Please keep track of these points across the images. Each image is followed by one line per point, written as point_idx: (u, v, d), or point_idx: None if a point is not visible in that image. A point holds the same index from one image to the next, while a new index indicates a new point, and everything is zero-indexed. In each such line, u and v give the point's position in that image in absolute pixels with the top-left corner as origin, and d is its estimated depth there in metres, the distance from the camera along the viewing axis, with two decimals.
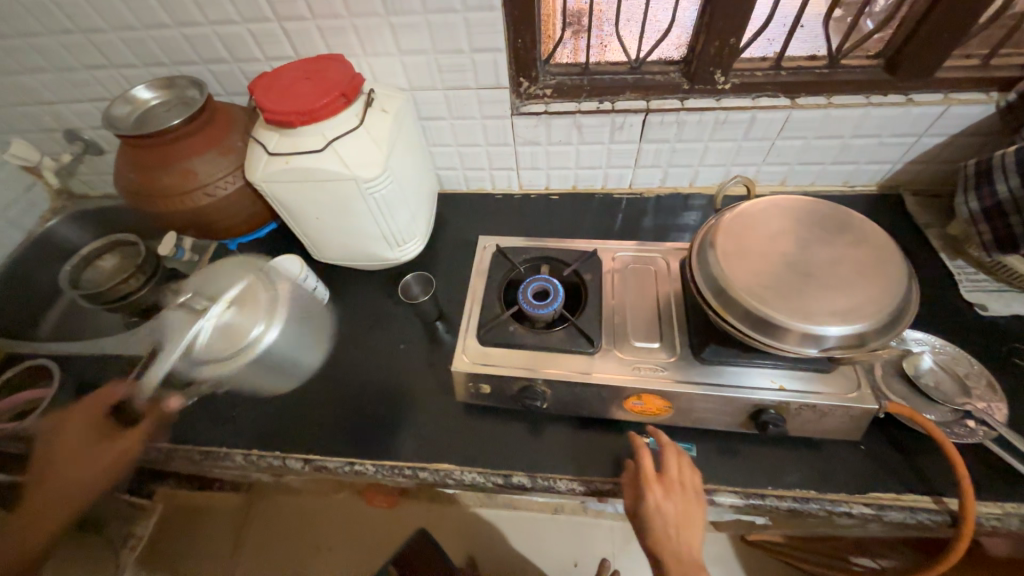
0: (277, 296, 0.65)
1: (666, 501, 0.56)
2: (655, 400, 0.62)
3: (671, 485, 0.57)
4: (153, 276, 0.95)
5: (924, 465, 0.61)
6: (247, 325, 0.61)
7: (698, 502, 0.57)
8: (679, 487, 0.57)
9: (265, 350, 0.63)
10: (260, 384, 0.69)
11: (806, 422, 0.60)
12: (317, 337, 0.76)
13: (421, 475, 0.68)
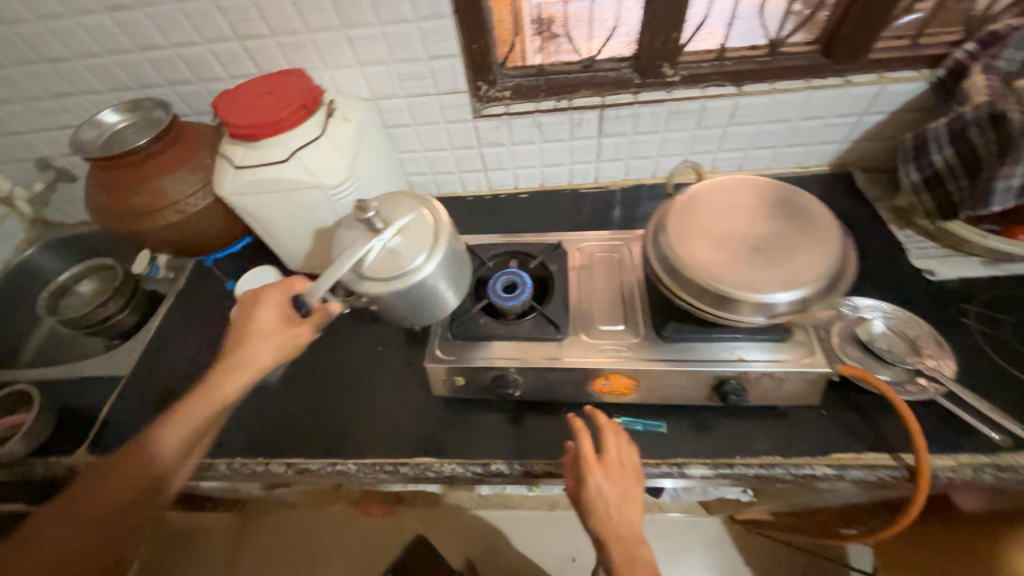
0: (444, 235, 0.60)
1: (607, 481, 0.57)
2: (622, 379, 0.64)
3: (611, 465, 0.58)
4: (132, 298, 0.96)
5: (882, 425, 0.63)
6: (411, 254, 0.58)
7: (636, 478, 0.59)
8: (619, 466, 0.59)
9: (425, 284, 0.59)
10: (402, 318, 0.64)
11: (766, 390, 0.62)
12: (459, 284, 0.65)
13: (402, 470, 0.69)
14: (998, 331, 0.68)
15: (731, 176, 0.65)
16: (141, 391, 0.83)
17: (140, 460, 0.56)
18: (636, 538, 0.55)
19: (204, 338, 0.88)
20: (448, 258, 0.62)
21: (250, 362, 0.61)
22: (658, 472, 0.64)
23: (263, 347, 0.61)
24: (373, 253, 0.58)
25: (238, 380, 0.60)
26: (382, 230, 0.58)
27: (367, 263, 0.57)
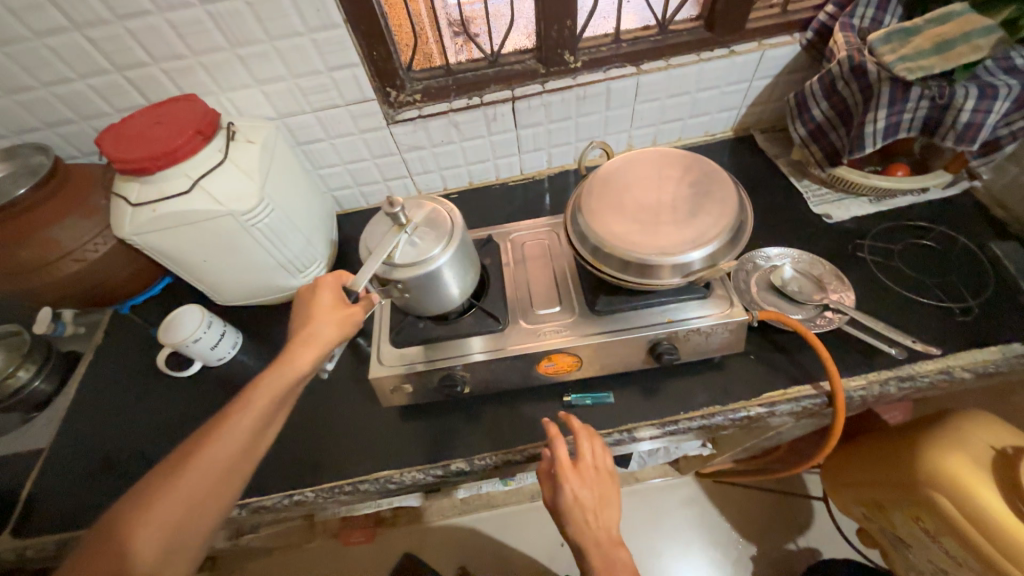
0: (460, 224, 0.60)
1: (582, 488, 0.59)
2: (565, 358, 0.66)
3: (586, 471, 0.60)
4: (47, 363, 0.85)
5: (802, 360, 0.69)
6: (432, 243, 0.57)
7: (611, 479, 0.61)
8: (594, 470, 0.60)
9: (444, 273, 0.58)
10: (419, 309, 0.62)
11: (696, 346, 0.66)
12: (471, 271, 0.64)
13: (363, 488, 0.68)
14: (888, 259, 0.76)
15: (638, 151, 0.68)
16: (68, 461, 0.76)
17: (204, 462, 0.48)
18: (612, 539, 0.57)
19: (134, 391, 0.82)
20: (464, 248, 0.61)
21: (315, 339, 0.55)
22: (611, 440, 0.67)
23: (326, 325, 0.56)
24: (399, 246, 0.57)
25: (309, 355, 0.54)
26: (405, 223, 0.57)
27: (396, 254, 0.56)
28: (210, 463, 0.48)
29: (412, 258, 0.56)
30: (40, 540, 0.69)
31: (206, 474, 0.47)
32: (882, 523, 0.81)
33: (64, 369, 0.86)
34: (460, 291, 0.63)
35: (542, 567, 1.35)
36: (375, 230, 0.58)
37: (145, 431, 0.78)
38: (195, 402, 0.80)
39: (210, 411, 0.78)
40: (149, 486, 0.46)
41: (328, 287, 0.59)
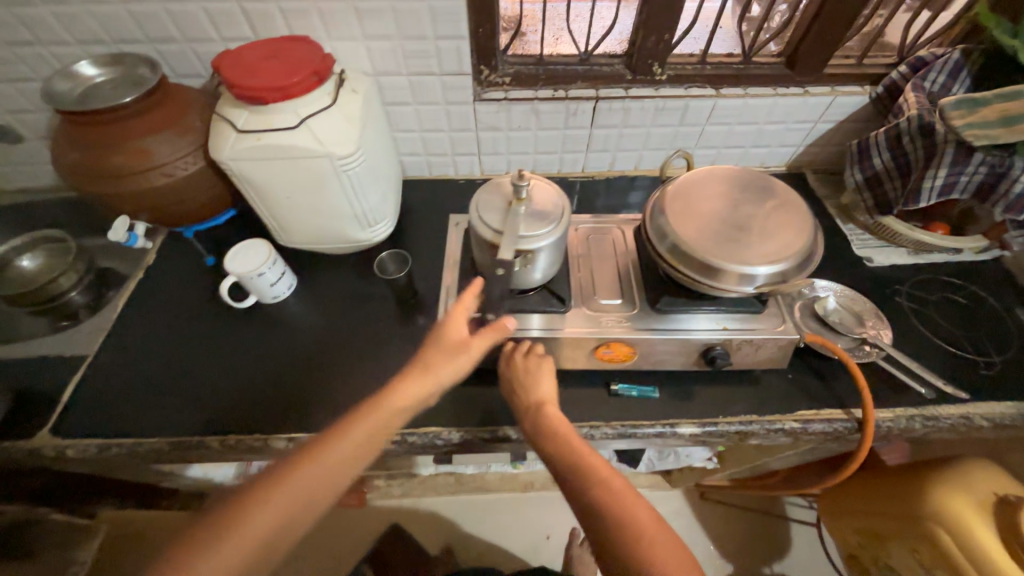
0: (566, 201, 0.65)
1: (521, 381, 0.65)
2: (623, 348, 0.69)
3: (521, 366, 0.65)
4: (87, 275, 0.86)
5: (836, 386, 0.73)
6: (547, 219, 0.61)
7: (548, 368, 0.66)
8: (530, 364, 0.65)
9: (557, 245, 0.63)
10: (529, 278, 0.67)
11: (745, 355, 0.70)
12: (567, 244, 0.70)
13: (409, 439, 0.71)
14: (923, 307, 0.82)
15: (715, 167, 0.72)
16: (113, 371, 0.77)
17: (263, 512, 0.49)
18: (569, 438, 0.61)
19: (183, 314, 0.83)
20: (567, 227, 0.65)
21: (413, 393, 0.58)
22: (653, 431, 0.70)
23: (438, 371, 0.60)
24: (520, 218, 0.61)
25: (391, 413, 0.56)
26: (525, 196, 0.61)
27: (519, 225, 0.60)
28: (277, 507, 0.50)
29: (534, 230, 0.60)
30: (82, 443, 0.70)
31: (261, 523, 0.49)
32: (877, 554, 0.85)
33: (101, 285, 0.88)
34: (559, 262, 0.69)
35: (527, 555, 1.38)
36: (492, 202, 0.63)
37: (193, 354, 0.79)
38: (247, 334, 0.81)
39: (262, 345, 0.80)
40: (211, 529, 0.48)
41: (455, 323, 0.62)
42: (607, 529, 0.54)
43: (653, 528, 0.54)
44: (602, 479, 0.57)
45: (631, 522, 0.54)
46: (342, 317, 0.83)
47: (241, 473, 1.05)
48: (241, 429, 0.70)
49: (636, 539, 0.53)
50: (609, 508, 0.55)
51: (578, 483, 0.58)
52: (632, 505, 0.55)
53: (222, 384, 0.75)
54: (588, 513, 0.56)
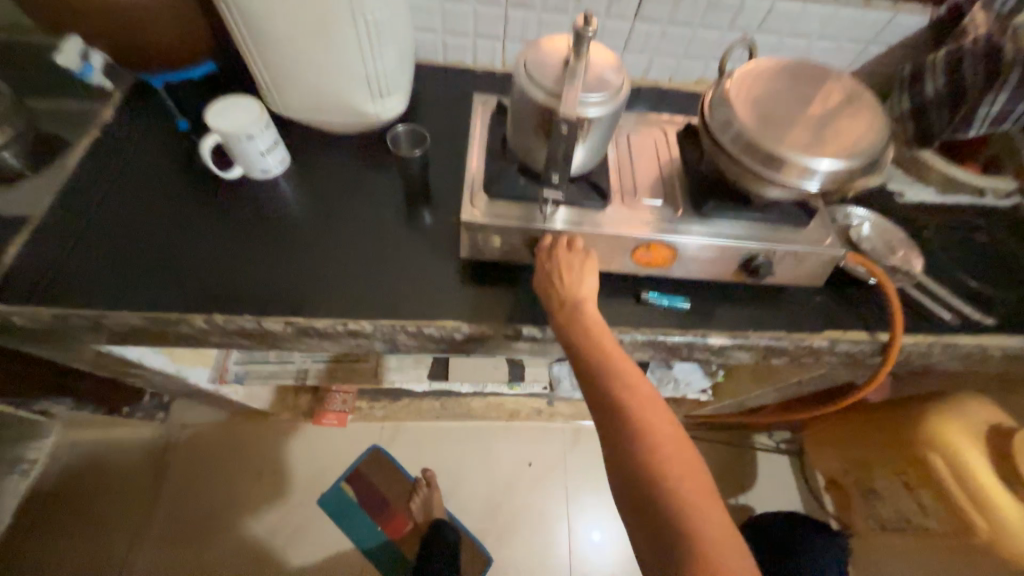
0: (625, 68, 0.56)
1: (564, 280, 0.57)
2: (663, 251, 0.63)
3: (563, 263, 0.58)
4: (20, 132, 0.70)
5: (865, 310, 0.71)
6: (606, 83, 0.53)
7: (592, 272, 0.59)
8: (573, 263, 0.58)
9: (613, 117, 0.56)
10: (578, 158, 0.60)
11: (786, 269, 0.66)
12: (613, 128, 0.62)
13: (421, 332, 0.63)
14: (952, 243, 0.80)
15: (784, 60, 0.65)
16: (66, 239, 0.65)
17: None
18: (605, 339, 0.55)
19: (152, 184, 0.70)
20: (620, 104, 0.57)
21: None
22: (682, 340, 0.66)
23: None
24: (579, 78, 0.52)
25: None
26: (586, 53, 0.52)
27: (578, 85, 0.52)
28: None
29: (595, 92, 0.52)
30: (32, 314, 0.59)
31: None
32: (861, 477, 0.93)
33: (36, 146, 0.72)
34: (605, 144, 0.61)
35: (508, 480, 1.39)
36: (545, 63, 0.54)
37: (165, 227, 0.67)
38: (231, 209, 0.70)
39: (249, 224, 0.69)
40: None
41: None
42: (623, 432, 0.49)
43: (673, 443, 0.49)
44: (632, 386, 0.51)
45: (651, 432, 0.49)
46: (343, 202, 0.73)
47: (217, 378, 0.96)
48: (231, 307, 0.61)
49: (652, 449, 0.48)
50: (630, 413, 0.50)
51: (603, 383, 0.52)
52: (657, 416, 0.50)
53: (202, 263, 0.64)
54: (606, 413, 0.51)
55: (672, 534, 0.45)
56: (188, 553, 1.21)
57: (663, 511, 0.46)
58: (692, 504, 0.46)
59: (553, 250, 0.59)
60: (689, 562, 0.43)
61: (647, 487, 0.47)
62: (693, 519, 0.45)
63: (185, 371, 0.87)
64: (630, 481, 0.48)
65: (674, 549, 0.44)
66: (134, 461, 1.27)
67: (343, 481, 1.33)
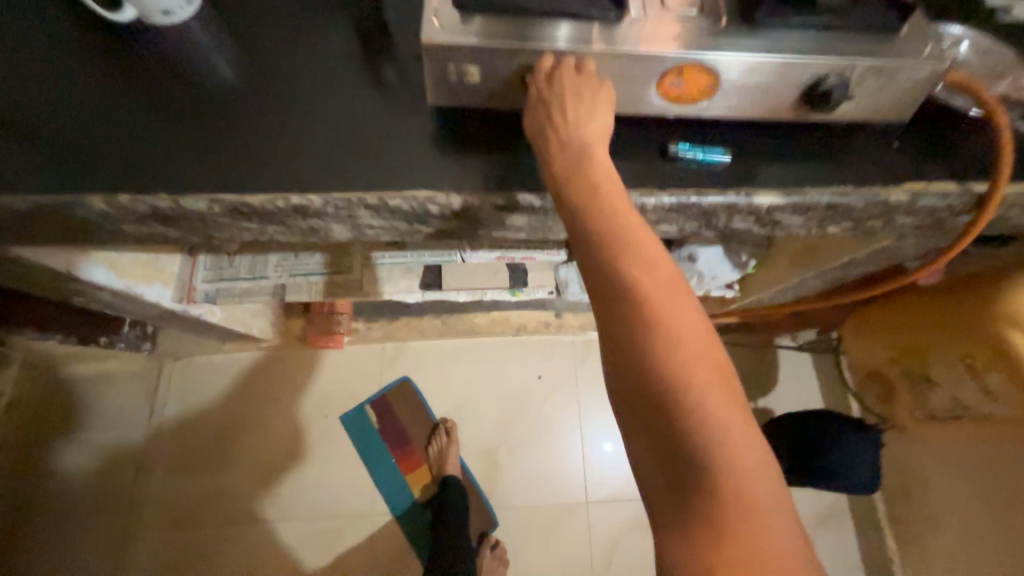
0: None
1: (569, 112, 0.41)
2: (699, 78, 0.47)
3: (568, 89, 0.42)
4: None
5: (957, 153, 0.55)
6: None
7: (607, 105, 0.43)
8: (584, 89, 0.42)
9: None
10: None
11: (863, 95, 0.49)
12: None
13: (387, 205, 0.49)
14: None
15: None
16: None
17: None
18: (615, 201, 0.39)
19: (21, 38, 0.53)
20: None
21: None
22: (720, 202, 0.51)
23: None
24: None
25: None
26: None
27: None
28: None
29: None
30: None
31: None
32: (911, 366, 0.83)
33: None
34: None
35: (518, 395, 1.34)
36: None
37: (41, 89, 0.51)
38: (128, 64, 0.53)
39: (153, 83, 0.52)
40: None
41: None
42: (637, 325, 0.35)
43: (702, 338, 0.36)
44: (652, 265, 0.37)
45: (674, 324, 0.35)
46: (274, 50, 0.56)
47: (184, 298, 0.87)
48: (136, 185, 0.47)
49: (677, 346, 0.34)
50: (649, 299, 0.35)
51: (611, 257, 0.37)
52: (682, 303, 0.36)
53: (94, 133, 0.49)
54: (612, 299, 0.36)
55: (697, 453, 0.33)
56: (204, 476, 1.25)
57: (686, 424, 0.33)
58: (722, 414, 0.34)
59: (554, 73, 0.43)
60: (717, 482, 0.33)
61: (666, 395, 0.34)
62: (723, 432, 0.33)
63: (137, 288, 0.75)
64: (642, 388, 0.34)
65: (697, 470, 0.33)
66: (127, 395, 1.23)
67: (366, 403, 1.30)
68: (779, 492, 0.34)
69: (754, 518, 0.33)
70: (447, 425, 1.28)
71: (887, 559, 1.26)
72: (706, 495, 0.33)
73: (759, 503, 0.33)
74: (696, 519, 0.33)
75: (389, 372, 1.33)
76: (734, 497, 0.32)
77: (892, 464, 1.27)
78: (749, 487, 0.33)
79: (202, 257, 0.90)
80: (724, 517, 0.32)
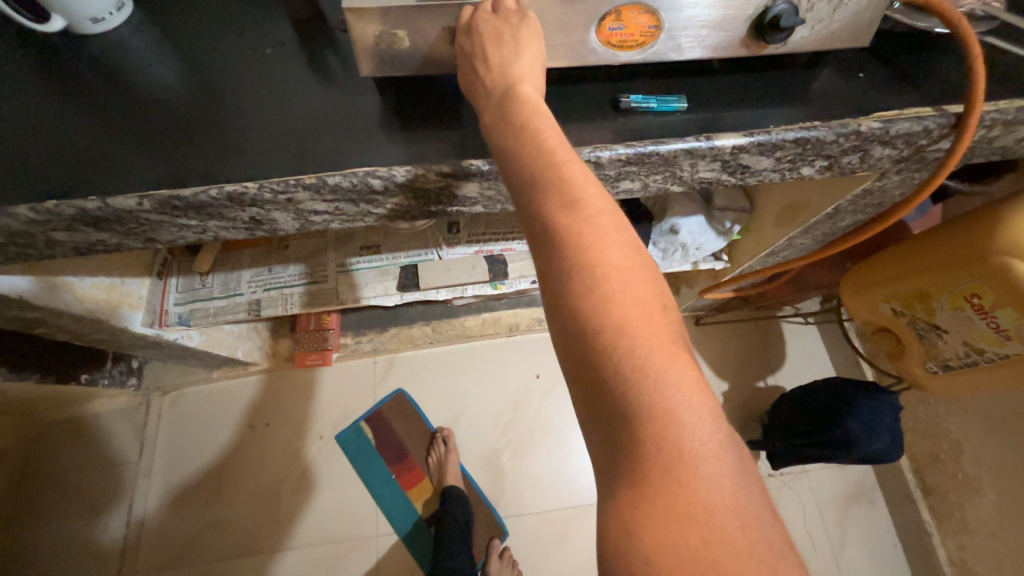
0: None
1: (494, 57, 0.40)
2: (640, 20, 0.44)
3: (487, 33, 0.41)
4: None
5: (920, 80, 0.53)
6: None
7: (533, 40, 0.41)
8: (504, 31, 0.40)
9: None
10: None
11: (815, 24, 0.46)
12: None
13: (330, 185, 0.47)
14: None
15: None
16: None
17: None
18: (538, 138, 0.36)
19: None
20: None
21: None
22: (680, 148, 0.48)
23: None
24: None
25: None
26: None
27: None
28: None
29: None
30: None
31: None
32: (915, 316, 0.79)
33: None
34: None
35: (516, 396, 1.30)
36: None
37: None
38: (60, 73, 0.52)
39: (80, 86, 0.51)
40: None
41: None
42: (559, 264, 0.32)
43: (627, 275, 0.31)
44: (573, 202, 0.33)
45: (594, 259, 0.31)
46: (208, 48, 0.55)
47: (156, 322, 0.83)
48: (65, 190, 0.45)
49: (592, 282, 0.31)
50: (565, 236, 0.32)
51: (531, 197, 0.34)
52: (604, 238, 0.32)
53: (16, 140, 0.47)
54: (534, 240, 0.34)
55: (614, 400, 0.30)
56: (198, 510, 1.21)
57: (605, 367, 0.30)
58: (646, 359, 0.29)
59: (473, 22, 0.42)
60: (636, 432, 0.29)
61: (580, 337, 0.31)
62: (643, 379, 0.29)
63: (110, 317, 0.73)
64: (565, 329, 0.32)
65: (615, 418, 0.30)
66: (116, 435, 1.21)
67: (361, 420, 1.27)
68: (720, 456, 0.29)
69: (683, 476, 0.28)
70: (444, 434, 1.24)
71: (924, 532, 1.18)
72: (626, 445, 0.30)
73: (689, 461, 0.29)
74: (619, 472, 0.30)
75: (383, 386, 1.30)
76: (655, 449, 0.29)
77: (916, 430, 1.21)
78: (677, 440, 0.29)
79: (172, 281, 0.88)
80: (646, 473, 0.29)
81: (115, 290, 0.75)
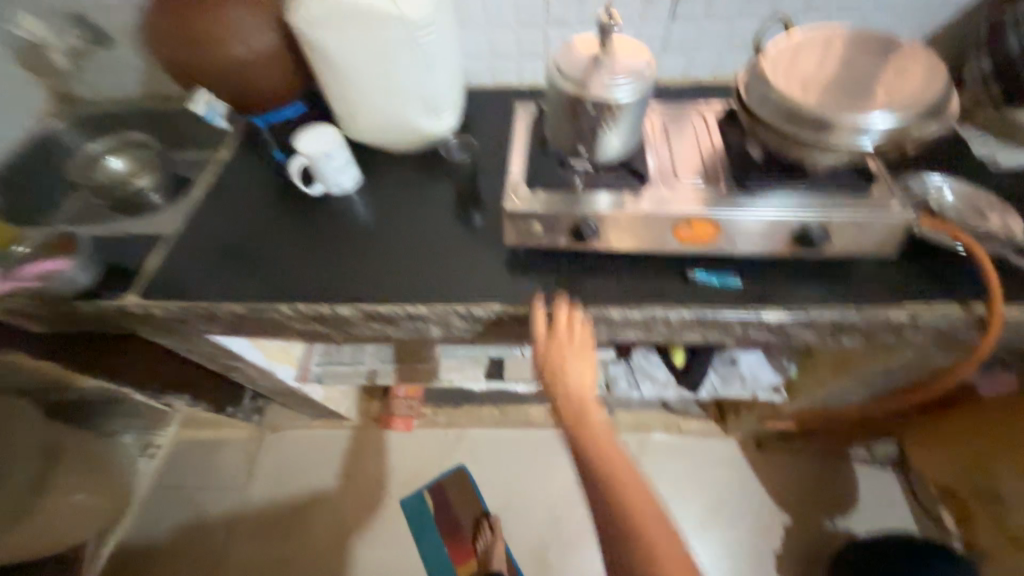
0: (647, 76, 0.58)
1: None
2: (707, 226, 0.63)
3: (559, 340, 0.63)
4: (161, 178, 0.90)
5: (954, 281, 0.64)
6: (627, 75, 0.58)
7: (588, 346, 0.64)
8: (568, 342, 0.63)
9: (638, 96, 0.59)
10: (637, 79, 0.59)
11: (847, 238, 0.62)
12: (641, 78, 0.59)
13: (474, 315, 0.68)
14: None
15: (839, 29, 0.65)
16: (189, 249, 0.79)
17: None
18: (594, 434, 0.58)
19: (250, 200, 0.85)
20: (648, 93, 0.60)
21: None
22: (733, 316, 0.64)
23: None
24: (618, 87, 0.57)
25: None
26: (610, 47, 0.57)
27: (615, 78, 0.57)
28: None
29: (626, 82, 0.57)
30: (165, 301, 0.72)
31: None
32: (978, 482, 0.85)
33: (173, 189, 0.91)
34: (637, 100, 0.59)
35: (570, 491, 1.36)
36: (575, 59, 0.59)
37: (262, 233, 0.80)
38: (315, 217, 0.82)
39: (326, 228, 0.80)
40: None
41: None
42: (613, 534, 0.53)
43: (654, 544, 0.51)
44: (618, 487, 0.54)
45: (632, 532, 0.51)
46: (404, 206, 0.82)
47: (301, 377, 1.11)
48: (308, 297, 0.71)
49: (631, 552, 0.51)
50: (613, 516, 0.53)
51: (594, 482, 0.56)
52: (638, 516, 0.52)
53: (286, 261, 0.75)
54: (596, 510, 0.55)
55: None
56: (273, 544, 1.35)
57: None
58: None
59: (552, 327, 0.65)
60: None
61: None
62: None
63: (274, 366, 1.00)
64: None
65: None
66: (229, 461, 1.45)
67: (425, 488, 1.40)
68: None
69: None
70: (492, 519, 1.32)
71: None
72: None
73: None
74: None
75: (449, 459, 1.43)
76: None
77: None
78: None
79: (316, 347, 1.14)
80: None
81: (280, 351, 1.02)
